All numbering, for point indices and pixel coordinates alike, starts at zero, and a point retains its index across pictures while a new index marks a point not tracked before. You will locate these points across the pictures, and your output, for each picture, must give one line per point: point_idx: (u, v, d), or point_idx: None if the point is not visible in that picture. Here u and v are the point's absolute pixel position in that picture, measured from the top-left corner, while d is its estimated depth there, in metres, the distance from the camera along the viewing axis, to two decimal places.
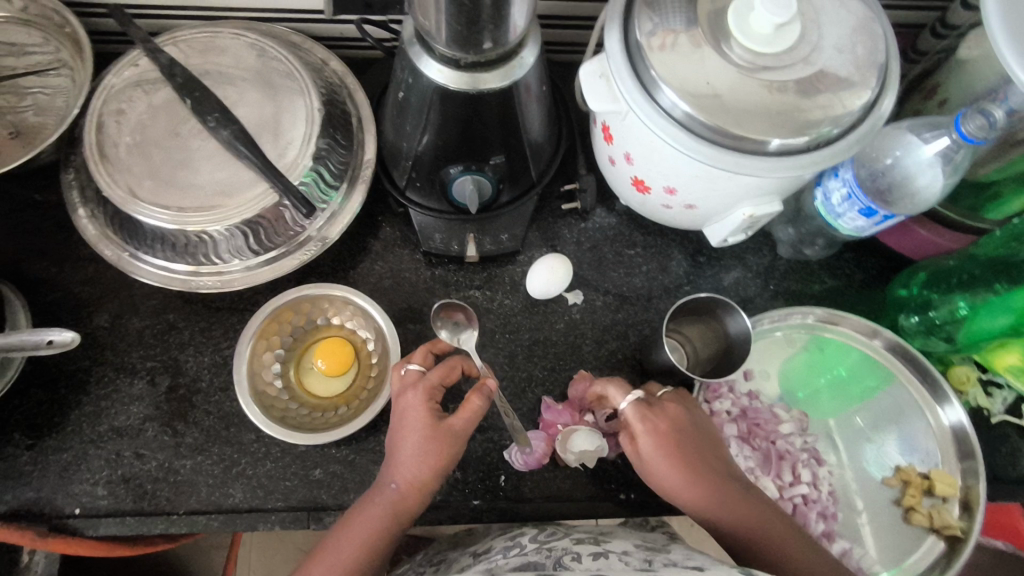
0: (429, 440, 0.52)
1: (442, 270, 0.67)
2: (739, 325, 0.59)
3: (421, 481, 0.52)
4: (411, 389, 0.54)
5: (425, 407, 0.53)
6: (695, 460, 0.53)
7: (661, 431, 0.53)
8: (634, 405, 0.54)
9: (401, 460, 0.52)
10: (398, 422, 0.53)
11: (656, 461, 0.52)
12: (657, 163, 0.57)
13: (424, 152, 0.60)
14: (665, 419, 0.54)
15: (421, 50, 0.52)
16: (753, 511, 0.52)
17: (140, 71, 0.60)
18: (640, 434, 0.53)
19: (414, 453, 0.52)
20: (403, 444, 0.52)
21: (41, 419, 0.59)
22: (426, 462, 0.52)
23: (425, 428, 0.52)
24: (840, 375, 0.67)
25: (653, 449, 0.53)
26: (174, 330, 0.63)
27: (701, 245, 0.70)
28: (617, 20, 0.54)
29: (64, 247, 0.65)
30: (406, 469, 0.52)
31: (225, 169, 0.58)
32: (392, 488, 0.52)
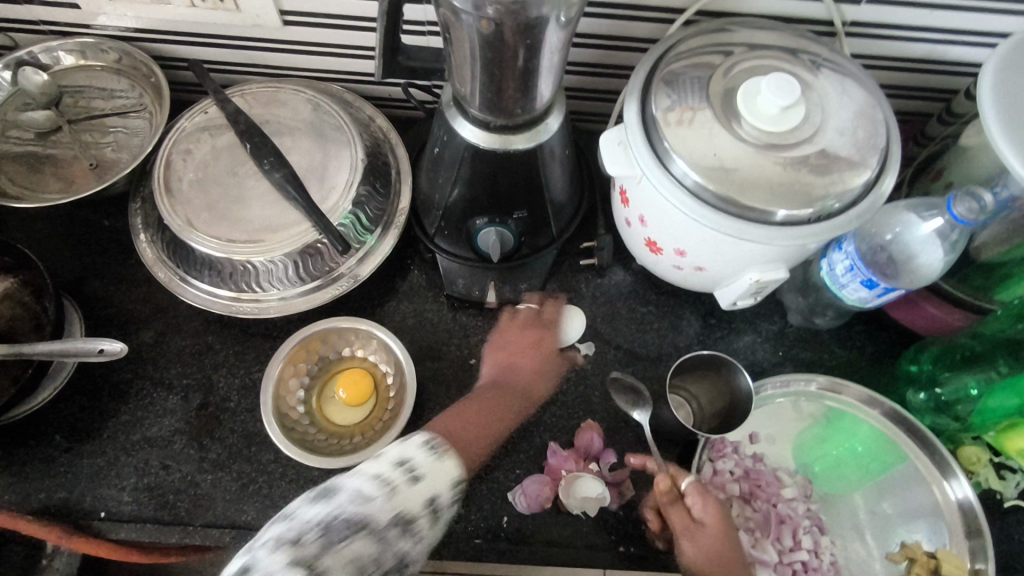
0: (541, 352, 0.66)
1: (463, 314, 0.71)
2: (743, 383, 0.62)
3: (535, 387, 0.65)
4: (536, 320, 0.68)
5: (542, 329, 0.68)
6: (737, 545, 0.57)
7: (720, 511, 0.57)
8: (696, 482, 0.58)
9: (523, 364, 0.65)
10: (516, 339, 0.67)
11: (714, 538, 0.56)
12: (668, 227, 0.60)
13: (454, 203, 0.65)
14: (718, 502, 0.58)
15: (456, 112, 0.58)
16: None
17: (209, 117, 0.68)
18: (707, 510, 0.56)
19: (535, 361, 0.66)
20: (523, 351, 0.66)
21: (81, 424, 0.64)
22: (538, 371, 0.65)
23: (546, 342, 0.67)
24: (851, 446, 0.67)
25: (714, 526, 0.56)
26: (210, 351, 0.68)
27: (713, 308, 0.73)
28: (636, 95, 0.59)
29: (121, 268, 0.71)
30: (525, 376, 0.64)
31: (274, 207, 0.64)
32: (515, 388, 0.63)
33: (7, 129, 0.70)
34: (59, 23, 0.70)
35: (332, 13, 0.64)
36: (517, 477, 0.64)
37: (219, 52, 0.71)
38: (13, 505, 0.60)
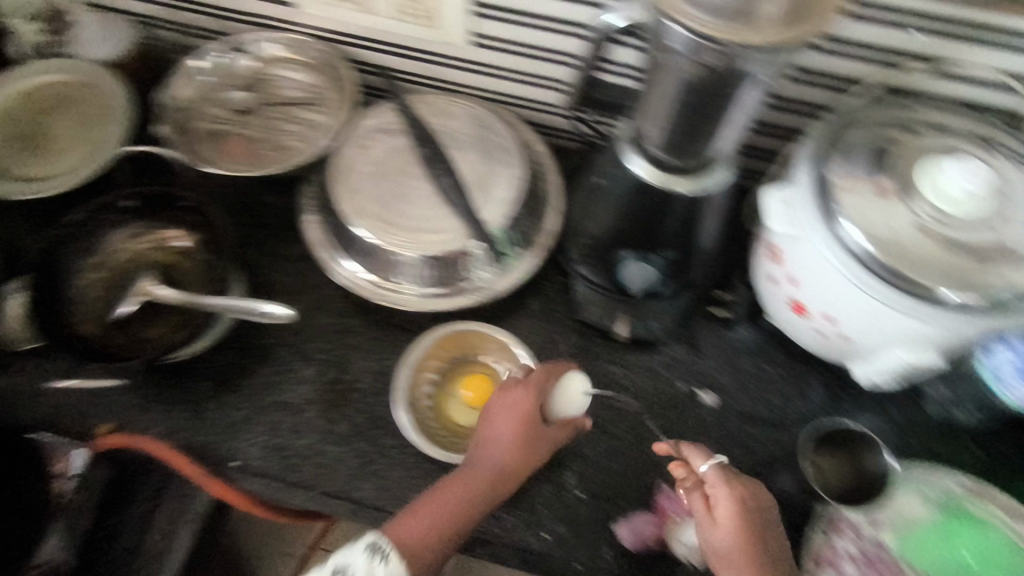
0: (526, 420, 0.62)
1: (589, 340, 0.73)
2: (879, 463, 0.64)
3: (516, 463, 0.61)
4: (522, 387, 0.64)
5: (525, 392, 0.64)
6: (758, 538, 0.55)
7: (737, 499, 0.56)
8: (716, 469, 0.58)
9: (503, 437, 0.62)
10: (491, 411, 0.64)
11: (727, 529, 0.55)
12: (823, 290, 0.60)
13: (606, 234, 0.67)
14: (743, 490, 0.57)
15: (631, 146, 0.60)
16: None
17: (388, 118, 0.73)
18: (720, 495, 0.56)
19: (518, 435, 0.62)
20: (500, 421, 0.63)
21: (226, 377, 0.68)
22: (518, 445, 0.62)
23: (529, 408, 0.63)
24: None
25: (728, 514, 0.55)
26: (350, 333, 0.72)
27: (844, 381, 0.72)
28: (810, 157, 0.59)
29: (280, 241, 0.76)
30: (492, 450, 0.62)
31: (435, 210, 0.68)
32: (487, 465, 0.61)
33: (206, 106, 0.76)
34: (271, 18, 0.77)
35: (522, 40, 0.68)
36: (624, 510, 0.64)
37: (405, 62, 0.76)
38: (158, 438, 0.65)
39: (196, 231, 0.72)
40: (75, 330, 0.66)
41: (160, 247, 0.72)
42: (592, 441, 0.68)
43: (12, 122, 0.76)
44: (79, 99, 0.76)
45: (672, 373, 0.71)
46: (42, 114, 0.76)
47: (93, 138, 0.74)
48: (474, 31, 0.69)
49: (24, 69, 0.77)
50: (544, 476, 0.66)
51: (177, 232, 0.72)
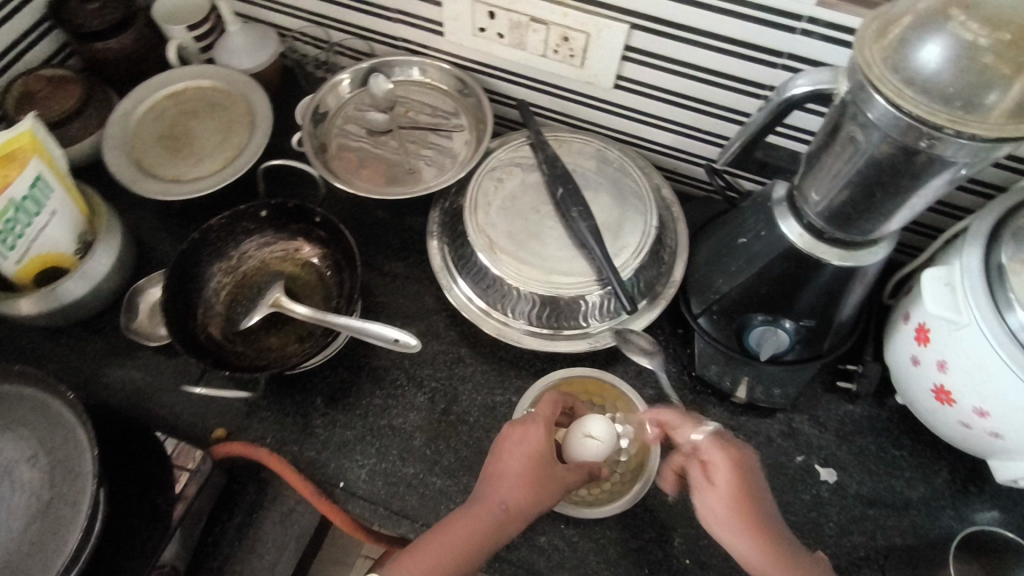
0: (535, 458, 0.58)
1: (703, 398, 0.70)
2: None
3: (522, 503, 0.56)
4: (530, 423, 0.60)
5: (531, 428, 0.59)
6: (755, 500, 0.56)
7: (731, 463, 0.57)
8: (712, 437, 0.59)
9: (511, 474, 0.57)
10: (504, 444, 0.59)
11: (722, 490, 0.56)
12: (980, 381, 0.56)
13: (737, 292, 0.64)
14: (741, 456, 0.58)
15: (787, 211, 0.58)
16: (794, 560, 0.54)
17: (522, 153, 0.73)
18: (716, 459, 0.58)
19: (526, 476, 0.57)
20: (509, 457, 0.58)
21: (339, 394, 0.69)
22: (526, 485, 0.56)
23: (538, 446, 0.58)
24: None
25: (726, 475, 0.57)
26: (462, 362, 0.71)
27: (975, 474, 0.67)
28: (979, 241, 0.57)
29: (400, 263, 0.77)
30: (505, 489, 0.56)
31: (566, 251, 0.67)
32: (493, 504, 0.56)
33: (345, 124, 0.79)
34: (415, 43, 0.79)
35: (668, 88, 0.68)
36: None
37: (542, 98, 0.78)
38: (272, 449, 0.65)
39: (325, 247, 0.73)
40: (203, 333, 0.67)
41: (291, 258, 0.74)
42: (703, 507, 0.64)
43: (157, 121, 0.78)
44: (223, 105, 0.79)
45: (791, 445, 0.68)
46: (186, 116, 0.79)
47: (234, 145, 0.77)
48: (621, 74, 0.69)
49: (175, 72, 0.80)
50: (653, 538, 0.63)
51: (310, 246, 0.74)
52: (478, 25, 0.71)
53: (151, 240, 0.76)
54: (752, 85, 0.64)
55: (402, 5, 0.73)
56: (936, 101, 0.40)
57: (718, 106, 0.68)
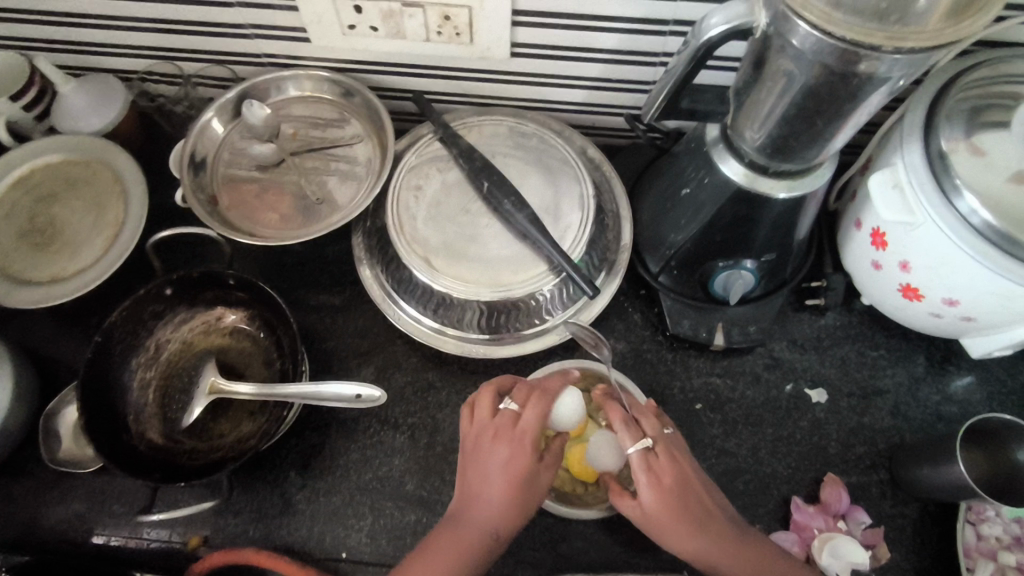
0: (512, 479, 0.53)
1: (684, 354, 0.68)
2: None
3: (510, 522, 0.53)
4: (508, 434, 0.55)
5: (510, 448, 0.54)
6: (682, 524, 0.51)
7: (658, 488, 0.52)
8: (641, 456, 0.53)
9: (490, 498, 0.53)
10: (479, 459, 0.55)
11: (654, 511, 0.52)
12: (946, 274, 0.56)
13: (693, 246, 0.62)
14: (666, 475, 0.53)
15: (725, 151, 0.55)
16: (751, 547, 0.53)
17: (434, 151, 0.67)
18: (640, 483, 0.52)
19: (508, 492, 0.53)
20: (490, 479, 0.54)
21: (313, 460, 0.63)
22: (509, 507, 0.53)
23: (520, 467, 0.54)
24: None
25: (655, 502, 0.52)
26: (432, 389, 0.66)
27: (950, 353, 0.69)
28: (915, 134, 0.56)
29: (336, 299, 0.71)
30: (489, 509, 0.53)
31: (510, 246, 0.63)
32: (479, 533, 0.53)
33: (231, 164, 0.70)
34: (281, 56, 0.70)
35: (568, 45, 0.63)
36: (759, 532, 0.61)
37: (437, 83, 0.71)
38: (258, 542, 0.60)
39: (249, 308, 0.66)
40: (143, 443, 0.60)
41: (214, 329, 0.66)
42: (709, 465, 0.64)
43: (11, 217, 0.68)
44: (84, 179, 0.69)
45: (779, 376, 0.68)
46: (46, 203, 0.69)
47: (111, 221, 0.67)
48: (515, 42, 0.64)
49: (13, 153, 0.68)
50: None
51: (232, 311, 0.67)
52: (347, 23, 0.63)
53: (47, 352, 0.67)
54: (654, 23, 0.59)
55: (255, 18, 0.64)
56: (867, 19, 0.38)
57: (623, 51, 0.63)
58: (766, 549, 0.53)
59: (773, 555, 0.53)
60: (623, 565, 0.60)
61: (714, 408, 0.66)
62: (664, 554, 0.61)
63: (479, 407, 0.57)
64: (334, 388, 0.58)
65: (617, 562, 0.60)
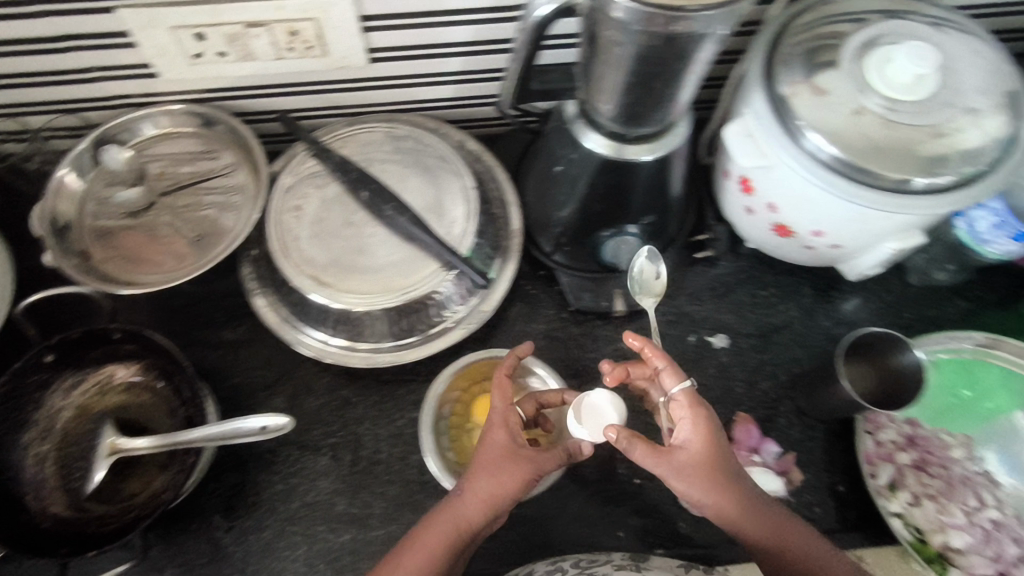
0: (508, 466, 0.53)
1: (590, 326, 0.70)
2: (910, 358, 0.59)
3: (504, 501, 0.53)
4: (497, 418, 0.56)
5: (511, 435, 0.55)
6: (727, 463, 0.52)
7: (711, 427, 0.53)
8: (688, 395, 0.53)
9: (484, 477, 0.53)
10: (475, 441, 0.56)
11: (701, 455, 0.52)
12: (806, 210, 0.60)
13: (578, 218, 0.63)
14: (710, 416, 0.53)
15: (584, 125, 0.56)
16: (769, 501, 0.54)
17: (309, 168, 0.66)
18: (687, 424, 0.53)
19: (500, 469, 0.53)
20: (482, 458, 0.54)
21: (236, 500, 0.62)
22: (504, 484, 0.53)
23: (509, 443, 0.54)
24: (967, 396, 0.66)
25: (701, 443, 0.52)
26: (349, 406, 0.66)
27: (832, 280, 0.73)
28: (759, 82, 0.59)
29: (237, 336, 0.69)
30: (483, 486, 0.53)
31: (399, 250, 0.63)
32: (472, 511, 0.53)
33: (98, 214, 0.67)
34: (133, 95, 0.67)
35: (426, 43, 0.64)
36: None
37: (302, 100, 0.70)
38: None
39: (142, 359, 0.63)
40: (48, 520, 0.57)
41: (108, 389, 0.63)
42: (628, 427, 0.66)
43: None
44: None
45: (681, 329, 0.70)
46: None
47: None
48: (370, 48, 0.64)
49: None
50: (596, 473, 0.64)
51: (123, 366, 0.64)
52: (192, 52, 0.61)
53: None
54: (501, 11, 0.60)
55: (95, 59, 0.61)
56: None
57: (479, 42, 0.64)
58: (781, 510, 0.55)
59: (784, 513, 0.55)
60: (562, 539, 0.62)
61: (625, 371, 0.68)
62: (600, 518, 0.63)
63: (493, 386, 0.58)
64: (246, 423, 0.56)
65: (553, 539, 0.62)
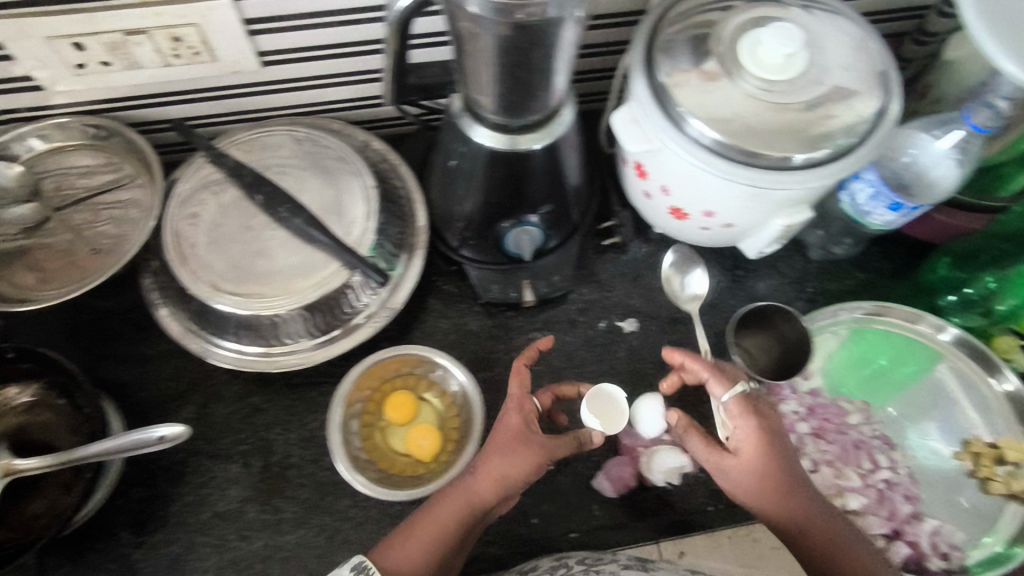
0: (507, 447, 0.54)
1: (502, 318, 0.71)
2: (796, 326, 0.65)
3: (509, 482, 0.54)
4: (513, 406, 0.57)
5: (524, 420, 0.56)
6: (783, 466, 0.53)
7: (759, 432, 0.54)
8: (738, 400, 0.55)
9: (493, 458, 0.54)
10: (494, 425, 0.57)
11: (750, 458, 0.53)
12: (695, 191, 0.62)
13: (477, 211, 0.64)
14: (767, 421, 0.54)
15: (470, 120, 0.57)
16: (816, 503, 0.54)
17: (206, 175, 0.65)
18: (739, 428, 0.54)
19: (508, 449, 0.54)
20: (494, 441, 0.55)
21: (144, 515, 0.62)
22: (512, 465, 0.53)
23: (518, 428, 0.55)
24: (884, 365, 0.69)
25: (750, 447, 0.54)
26: (260, 411, 0.66)
27: (737, 260, 0.75)
28: (641, 69, 0.60)
29: (145, 349, 0.68)
30: (494, 464, 0.54)
31: (298, 253, 0.62)
32: (482, 488, 0.53)
33: None
34: (20, 110, 0.66)
35: (317, 44, 0.64)
36: (596, 464, 0.65)
37: (199, 107, 0.69)
38: None
39: (38, 378, 0.61)
40: None
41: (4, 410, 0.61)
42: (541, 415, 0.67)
43: None
44: None
45: (592, 316, 0.72)
46: None
47: None
48: (260, 51, 0.63)
49: None
50: None
51: (17, 386, 0.62)
52: (73, 63, 0.60)
53: None
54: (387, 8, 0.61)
55: None
56: None
57: (371, 40, 0.64)
58: (829, 511, 0.54)
59: (827, 514, 0.54)
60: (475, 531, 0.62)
61: (537, 360, 0.70)
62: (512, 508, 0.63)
63: (511, 373, 0.59)
64: (143, 434, 0.56)
65: None
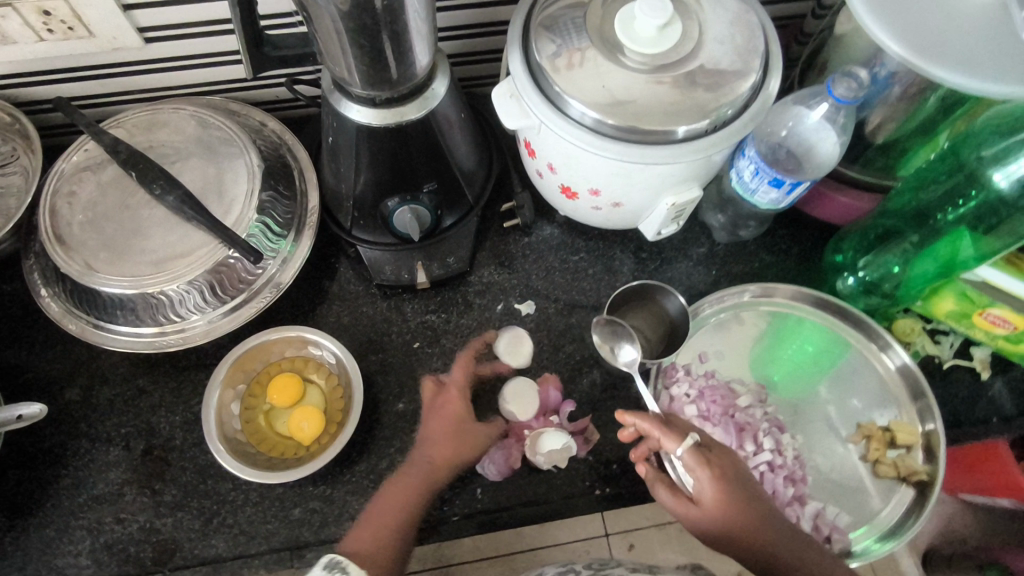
0: (457, 433, 0.59)
1: (398, 300, 0.70)
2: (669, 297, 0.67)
3: (445, 461, 0.58)
4: (444, 391, 0.62)
5: (461, 404, 0.61)
6: (750, 512, 0.51)
7: (718, 478, 0.52)
8: (691, 452, 0.53)
9: (432, 441, 0.59)
10: (428, 413, 0.61)
11: (715, 511, 0.51)
12: (578, 169, 0.61)
13: (362, 191, 0.63)
14: (722, 469, 0.53)
15: (339, 96, 0.56)
16: (792, 541, 0.52)
17: (88, 154, 0.64)
18: (700, 481, 0.52)
19: (442, 432, 0.59)
20: (432, 427, 0.60)
21: (19, 497, 0.61)
22: (450, 444, 0.58)
23: (454, 412, 0.60)
24: (812, 353, 0.70)
25: (713, 499, 0.51)
26: (144, 395, 0.65)
27: (641, 242, 0.74)
28: (518, 44, 0.58)
29: (31, 331, 0.67)
30: (435, 446, 0.58)
31: (175, 232, 0.61)
32: (422, 470, 0.57)
33: None
34: None
35: (198, 20, 0.62)
36: None
37: (88, 85, 0.68)
38: None
39: None
40: None
41: None
42: None
43: None
44: None
45: (490, 299, 0.71)
46: None
47: None
48: (139, 26, 0.62)
49: None
50: (394, 446, 0.64)
51: None
52: None
53: None
54: None
55: None
56: None
57: None
58: (805, 547, 0.52)
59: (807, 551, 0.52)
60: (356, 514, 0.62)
61: (431, 342, 0.69)
62: None
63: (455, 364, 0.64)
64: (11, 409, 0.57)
65: (344, 512, 0.62)
